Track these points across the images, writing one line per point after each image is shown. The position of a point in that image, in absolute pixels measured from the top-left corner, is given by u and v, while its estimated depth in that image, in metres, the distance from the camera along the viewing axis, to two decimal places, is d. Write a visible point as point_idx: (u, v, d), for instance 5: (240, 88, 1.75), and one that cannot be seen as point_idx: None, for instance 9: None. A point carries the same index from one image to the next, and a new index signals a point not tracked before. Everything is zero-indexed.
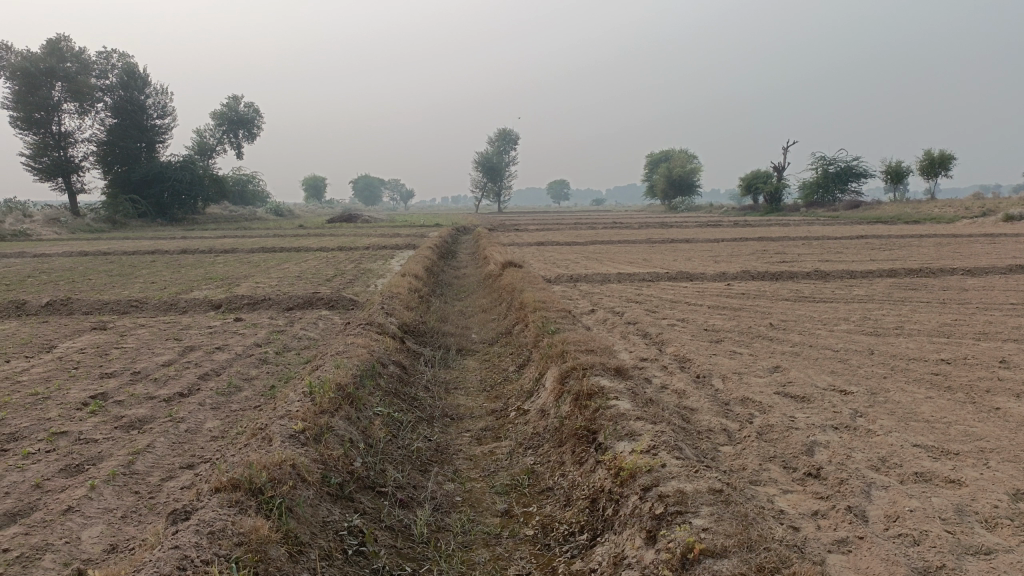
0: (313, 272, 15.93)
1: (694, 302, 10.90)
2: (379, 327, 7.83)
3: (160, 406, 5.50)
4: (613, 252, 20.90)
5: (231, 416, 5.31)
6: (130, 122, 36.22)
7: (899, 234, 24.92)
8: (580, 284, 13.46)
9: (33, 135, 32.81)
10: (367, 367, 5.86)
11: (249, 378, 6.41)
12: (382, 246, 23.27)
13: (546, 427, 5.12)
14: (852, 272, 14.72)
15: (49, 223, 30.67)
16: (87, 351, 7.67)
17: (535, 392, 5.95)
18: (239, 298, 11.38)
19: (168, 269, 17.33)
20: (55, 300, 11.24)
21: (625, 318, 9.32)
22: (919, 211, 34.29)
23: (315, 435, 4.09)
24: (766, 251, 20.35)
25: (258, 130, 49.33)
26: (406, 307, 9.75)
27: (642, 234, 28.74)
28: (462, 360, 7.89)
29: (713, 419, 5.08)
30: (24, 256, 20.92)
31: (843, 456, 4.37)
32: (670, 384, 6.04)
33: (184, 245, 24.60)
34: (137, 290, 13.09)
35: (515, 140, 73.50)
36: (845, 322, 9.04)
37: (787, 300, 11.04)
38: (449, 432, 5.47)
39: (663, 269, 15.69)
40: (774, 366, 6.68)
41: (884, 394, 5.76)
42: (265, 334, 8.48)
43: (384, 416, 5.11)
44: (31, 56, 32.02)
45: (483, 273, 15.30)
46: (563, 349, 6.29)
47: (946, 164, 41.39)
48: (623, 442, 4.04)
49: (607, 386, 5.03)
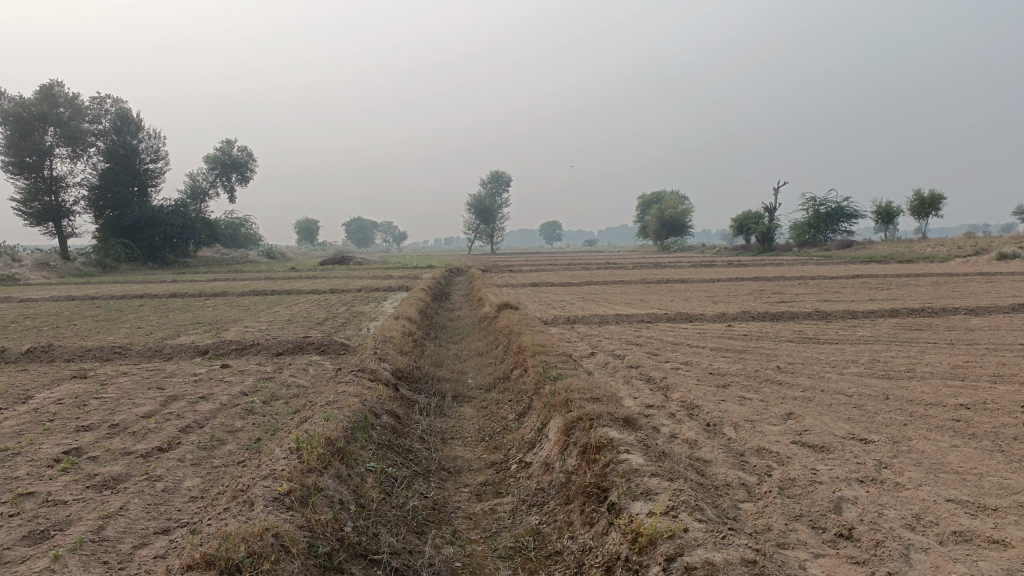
0: (304, 316, 15.63)
1: (696, 344, 10.61)
2: (372, 374, 7.49)
3: (136, 463, 5.13)
4: (608, 293, 20.72)
5: (212, 473, 4.95)
6: (122, 166, 36.13)
7: (894, 273, 24.80)
8: (578, 326, 13.19)
9: (24, 180, 32.65)
10: (359, 418, 5.53)
11: (234, 430, 6.05)
12: (375, 288, 23.04)
13: (551, 482, 4.78)
14: (852, 312, 14.48)
15: (38, 268, 30.32)
16: (64, 402, 7.30)
17: (537, 443, 5.61)
18: (226, 343, 11.05)
19: (157, 314, 16.98)
20: (36, 347, 10.86)
21: (627, 362, 9.01)
22: (912, 250, 34.29)
23: (301, 497, 3.75)
24: (763, 291, 20.14)
25: (251, 173, 49.35)
26: (399, 351, 9.42)
27: (637, 275, 28.57)
28: (458, 408, 7.55)
29: (729, 473, 4.74)
30: (11, 301, 20.58)
31: (873, 515, 4.05)
32: (680, 433, 5.71)
33: (174, 288, 24.28)
34: (123, 336, 12.73)
35: (507, 182, 73.90)
36: (854, 365, 8.76)
37: (791, 341, 10.77)
38: (447, 487, 5.11)
39: (661, 310, 15.46)
40: (787, 412, 6.37)
41: (907, 443, 5.44)
42: (252, 382, 8.14)
43: (377, 472, 4.77)
44: (23, 101, 32.02)
45: (478, 315, 15.03)
46: (566, 396, 5.96)
47: (936, 204, 41.60)
48: (639, 502, 3.71)
49: (616, 437, 4.71)
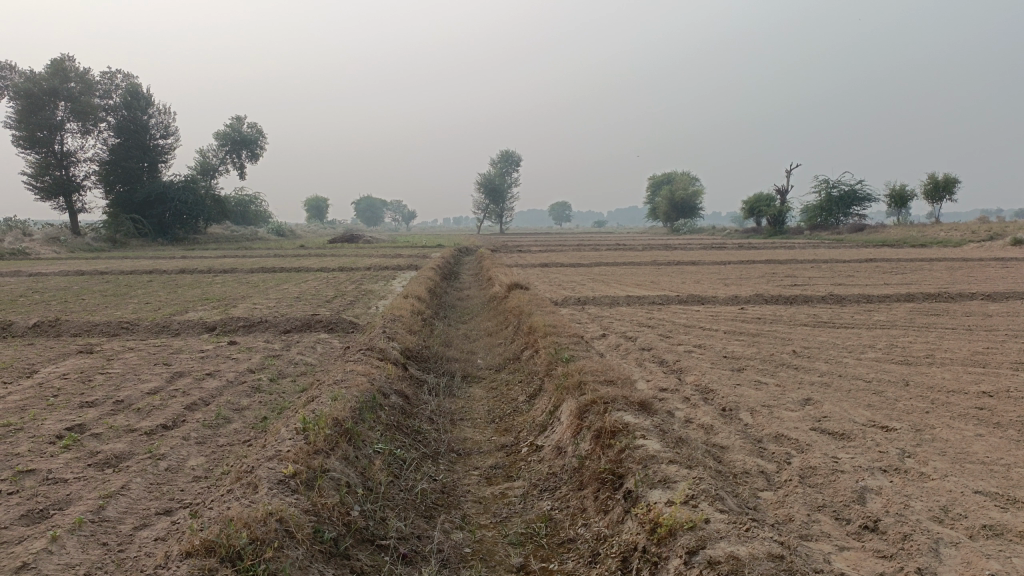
0: (313, 293, 15.52)
1: (709, 327, 10.43)
2: (380, 353, 7.36)
3: (140, 441, 5.02)
4: (618, 274, 20.55)
5: (216, 453, 4.84)
6: (132, 141, 35.97)
7: (908, 258, 24.48)
8: (588, 307, 13.04)
9: (35, 154, 32.58)
10: (367, 398, 5.40)
11: (240, 408, 5.94)
12: (383, 267, 22.89)
13: (564, 466, 4.65)
14: (867, 296, 14.24)
15: (49, 242, 30.32)
16: (69, 377, 7.20)
17: (549, 426, 5.49)
18: (234, 319, 10.94)
19: (165, 290, 16.89)
20: (43, 321, 10.79)
21: (639, 344, 8.85)
22: (925, 235, 33.90)
23: (307, 480, 3.62)
24: (776, 273, 19.89)
25: (261, 151, 49.14)
26: (408, 330, 9.29)
27: (647, 256, 28.32)
28: (468, 388, 7.42)
29: (747, 460, 4.60)
30: (20, 275, 20.55)
31: (899, 506, 3.91)
32: (695, 418, 5.57)
33: (183, 264, 24.24)
34: (131, 311, 12.64)
35: (518, 162, 73.43)
36: (872, 350, 8.58)
37: (806, 325, 10.58)
38: (456, 470, 4.98)
39: (673, 292, 15.26)
40: (805, 397, 6.22)
41: (931, 432, 5.28)
42: (259, 359, 8.03)
43: (385, 453, 4.65)
44: (34, 76, 31.87)
45: (487, 295, 14.89)
46: (579, 379, 5.82)
47: (951, 187, 41.06)
48: (657, 491, 3.56)
49: (632, 422, 4.57)
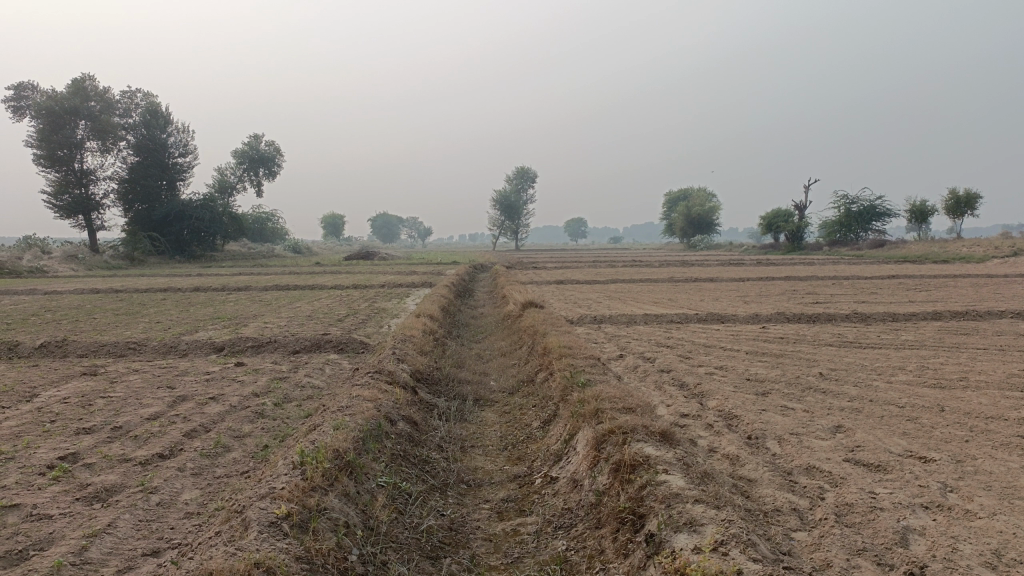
0: (326, 311, 15.32)
1: (730, 347, 10.09)
2: (389, 376, 7.09)
3: (133, 472, 4.77)
4: (635, 291, 20.25)
5: (212, 485, 4.58)
6: (151, 160, 36.17)
7: (931, 274, 23.98)
8: (605, 325, 12.74)
9: (55, 173, 32.82)
10: (372, 426, 5.12)
11: (241, 435, 5.69)
12: (398, 284, 22.68)
13: (580, 502, 4.35)
14: (892, 314, 13.82)
15: (68, 260, 30.45)
16: (70, 401, 6.99)
17: (564, 456, 5.19)
18: (243, 340, 10.73)
19: (178, 308, 16.76)
20: (51, 342, 10.62)
21: (657, 366, 8.55)
22: (947, 250, 33.37)
23: (301, 521, 3.35)
24: (796, 291, 19.49)
25: (278, 168, 49.34)
26: (419, 351, 9.02)
27: (664, 273, 27.98)
28: (480, 413, 7.13)
29: (777, 497, 4.29)
30: (36, 294, 20.57)
31: (947, 550, 3.57)
32: (719, 447, 5.26)
33: (198, 282, 24.17)
34: (141, 330, 12.48)
35: (533, 178, 73.27)
36: (902, 372, 8.21)
37: (831, 345, 10.22)
38: (465, 503, 4.70)
39: (692, 310, 14.92)
40: (835, 425, 5.89)
41: (974, 464, 4.92)
42: (265, 382, 7.77)
43: (389, 487, 4.36)
44: (55, 95, 32.13)
45: (501, 313, 14.63)
46: (596, 405, 5.52)
47: (972, 203, 40.43)
48: (682, 535, 3.26)
49: (653, 454, 4.27)
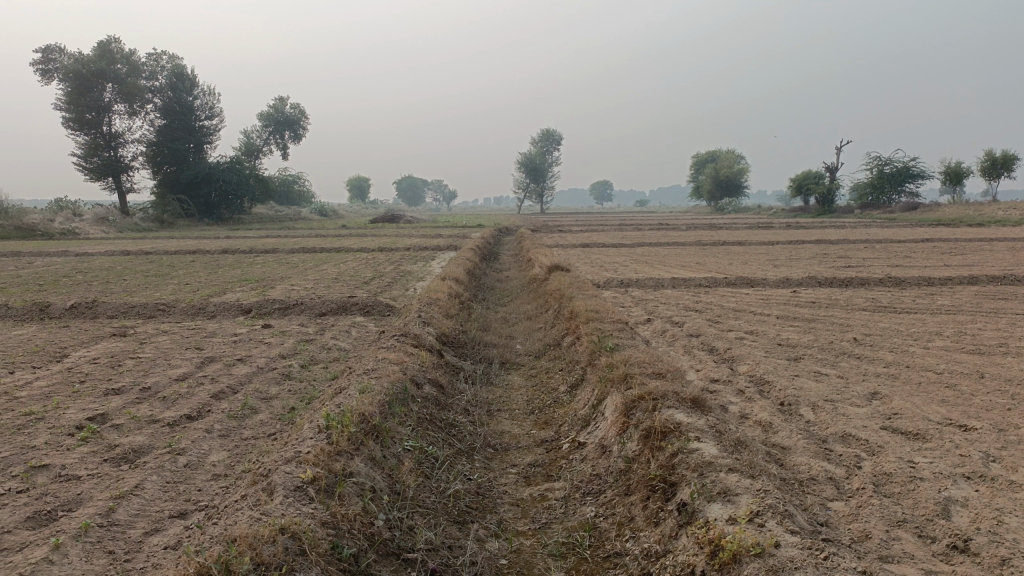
0: (352, 274, 15.33)
1: (761, 311, 9.91)
2: (415, 339, 7.03)
3: (161, 434, 4.77)
4: (663, 254, 20.04)
5: (239, 447, 4.56)
6: (178, 123, 36.24)
7: (967, 238, 23.38)
8: (632, 289, 12.59)
9: (84, 136, 33.02)
10: (398, 390, 5.06)
11: (268, 397, 5.68)
12: (423, 247, 22.62)
13: (610, 468, 4.27)
14: (927, 279, 13.47)
15: (99, 222, 30.77)
16: (99, 361, 7.03)
17: (592, 421, 5.11)
18: (270, 301, 10.75)
19: (206, 270, 16.87)
20: (81, 303, 10.72)
21: (686, 330, 8.41)
22: (983, 213, 32.57)
23: (327, 486, 3.31)
24: (827, 254, 19.11)
25: (303, 131, 49.25)
26: (445, 314, 8.96)
27: (693, 236, 27.60)
28: (506, 376, 7.07)
29: (813, 466, 4.18)
30: (68, 255, 20.83)
31: (991, 522, 3.45)
32: (752, 414, 5.15)
33: (225, 244, 24.30)
34: (170, 292, 12.56)
35: (559, 140, 72.51)
36: (939, 338, 8.01)
37: (865, 310, 10.00)
38: (492, 468, 4.64)
39: (721, 273, 14.71)
40: (871, 392, 5.75)
41: (1016, 432, 4.76)
42: (291, 344, 7.76)
43: (415, 450, 4.32)
44: (82, 58, 32.17)
45: (527, 276, 14.52)
46: (625, 371, 5.42)
47: (1010, 164, 39.29)
48: (716, 505, 3.16)
49: (685, 420, 4.17)
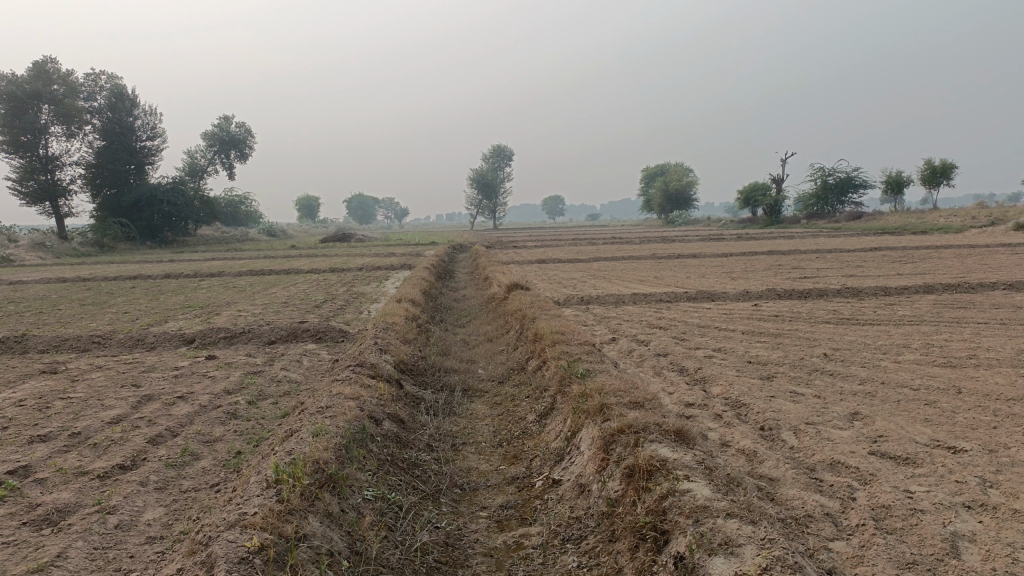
0: (302, 297, 14.78)
1: (726, 327, 9.70)
2: (372, 369, 6.61)
3: (89, 488, 4.27)
4: (620, 268, 19.88)
5: (178, 503, 4.10)
6: (118, 144, 35.09)
7: (913, 245, 23.80)
8: (593, 306, 12.33)
9: (19, 159, 31.71)
10: (355, 429, 4.64)
11: (211, 441, 5.20)
12: (376, 267, 22.10)
13: (590, 510, 3.93)
14: (884, 288, 13.51)
15: (35, 248, 29.48)
16: (24, 403, 6.44)
17: (566, 456, 4.78)
18: (215, 330, 10.18)
19: (148, 296, 16.12)
20: (10, 337, 10.00)
21: (652, 349, 8.14)
22: (925, 220, 33.37)
23: (277, 555, 2.89)
24: (782, 265, 19.18)
25: (250, 150, 48.20)
26: (402, 339, 8.53)
27: (647, 249, 27.58)
28: (470, 405, 6.69)
29: (806, 500, 3.91)
30: (0, 284, 19.84)
31: (1006, 561, 3.19)
32: (733, 441, 4.87)
33: (169, 269, 23.45)
34: (108, 322, 11.87)
35: (510, 157, 72.46)
36: (908, 351, 7.87)
37: (828, 323, 9.87)
38: (461, 513, 4.26)
39: (680, 287, 14.56)
40: (851, 412, 5.53)
41: (1008, 453, 4.56)
42: (238, 377, 7.26)
43: (376, 500, 3.91)
44: (16, 79, 30.98)
45: (485, 295, 14.16)
46: (600, 400, 5.10)
47: (948, 173, 40.40)
48: (719, 559, 2.85)
49: (671, 456, 3.86)
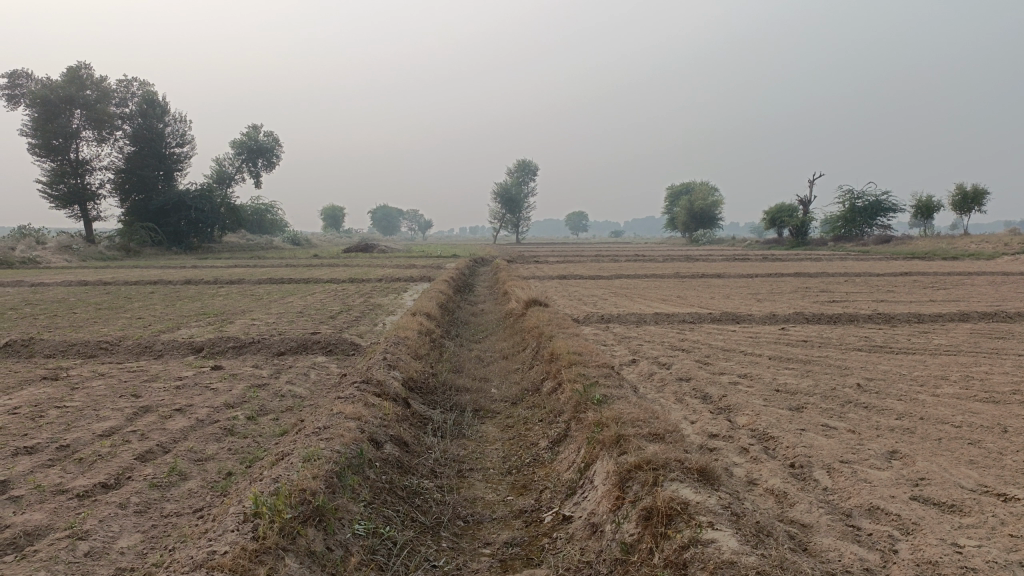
0: (319, 307, 14.59)
1: (752, 352, 9.30)
2: (378, 387, 6.30)
3: (65, 509, 3.97)
4: (642, 287, 19.47)
5: (157, 530, 3.80)
6: (148, 150, 35.34)
7: (946, 271, 23.16)
8: (614, 325, 11.97)
9: (51, 162, 31.98)
10: (351, 454, 4.33)
11: (202, 460, 4.91)
12: (395, 278, 21.89)
13: (602, 555, 3.57)
14: (917, 315, 12.98)
15: (62, 251, 29.67)
16: (18, 411, 6.19)
17: (579, 491, 4.44)
18: (224, 339, 9.94)
19: (165, 302, 16.01)
20: (18, 340, 9.84)
21: (674, 373, 7.75)
22: (956, 246, 32.66)
23: None
24: (809, 288, 18.66)
25: (277, 159, 48.45)
26: (413, 355, 8.22)
27: (670, 268, 27.08)
28: (480, 427, 6.35)
29: (843, 552, 3.52)
30: (22, 285, 19.87)
31: None
32: (761, 480, 4.49)
33: (190, 275, 23.43)
34: (120, 328, 11.72)
35: (534, 171, 72.24)
36: (947, 383, 7.42)
37: (859, 350, 9.44)
38: (461, 548, 3.92)
39: (703, 308, 14.18)
40: (889, 450, 5.11)
41: None
42: (241, 390, 6.98)
43: (367, 535, 3.59)
44: (50, 83, 31.28)
45: (502, 311, 13.86)
46: (617, 430, 4.73)
47: (980, 198, 39.54)
48: None
49: (693, 499, 3.50)
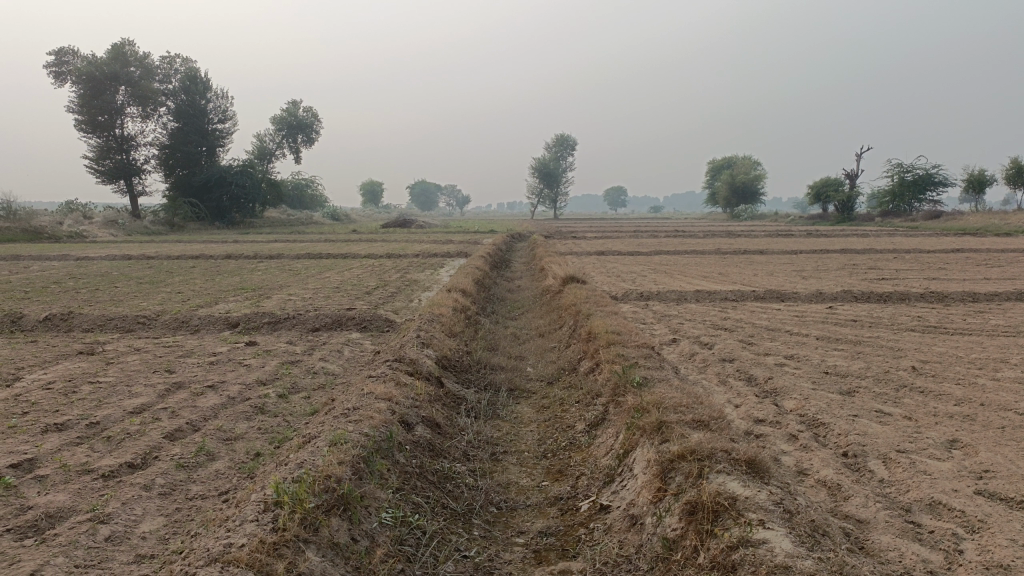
0: (355, 283, 14.52)
1: (799, 331, 8.94)
2: (410, 365, 6.15)
3: (89, 490, 3.88)
4: (683, 264, 19.05)
5: (181, 513, 3.69)
6: (191, 126, 35.61)
7: (1000, 248, 22.25)
8: (654, 303, 11.66)
9: (97, 138, 32.44)
10: (380, 437, 4.18)
11: (230, 440, 4.80)
12: (433, 254, 21.75)
13: (642, 550, 3.37)
14: (972, 294, 12.40)
15: (108, 225, 30.16)
16: (53, 386, 6.17)
17: (617, 479, 4.23)
18: (260, 314, 9.89)
19: (205, 277, 16.10)
20: (58, 314, 9.90)
21: (717, 354, 7.47)
22: (1011, 221, 31.37)
23: None
24: (857, 265, 18.04)
25: (316, 135, 48.59)
26: (448, 333, 8.05)
27: (711, 244, 26.50)
28: (515, 407, 6.16)
29: (903, 552, 3.27)
30: (68, 259, 20.18)
31: None
32: (812, 470, 4.24)
33: (230, 249, 23.57)
34: (159, 302, 11.76)
35: (573, 146, 71.48)
36: (1010, 366, 6.99)
37: (912, 331, 9.00)
38: (494, 536, 3.74)
39: (746, 286, 13.76)
40: (949, 439, 4.79)
41: None
42: (273, 367, 6.88)
43: (394, 525, 3.42)
44: (94, 60, 31.55)
45: (539, 287, 13.62)
46: (658, 416, 4.50)
47: None
48: None
49: (741, 494, 3.27)
